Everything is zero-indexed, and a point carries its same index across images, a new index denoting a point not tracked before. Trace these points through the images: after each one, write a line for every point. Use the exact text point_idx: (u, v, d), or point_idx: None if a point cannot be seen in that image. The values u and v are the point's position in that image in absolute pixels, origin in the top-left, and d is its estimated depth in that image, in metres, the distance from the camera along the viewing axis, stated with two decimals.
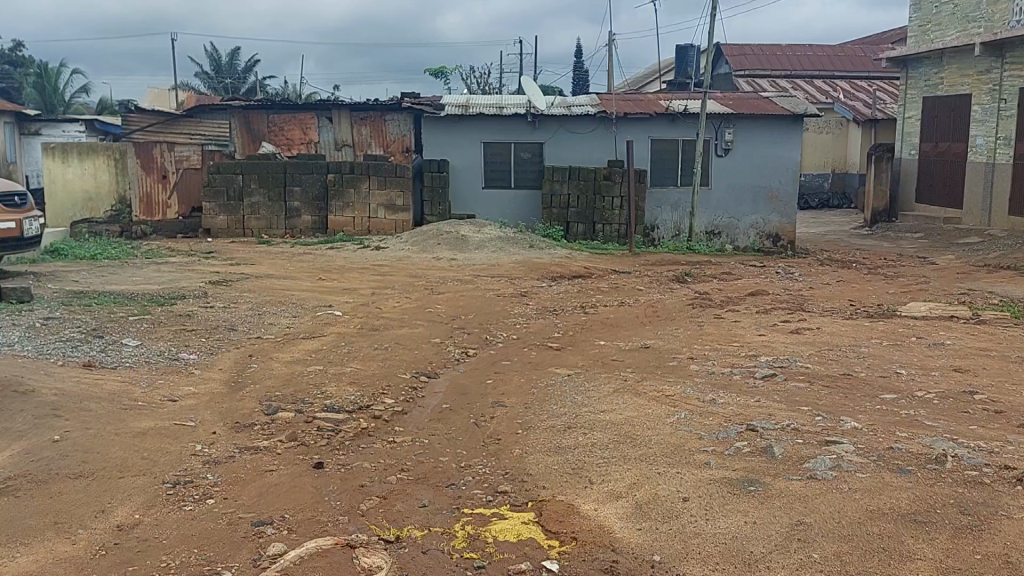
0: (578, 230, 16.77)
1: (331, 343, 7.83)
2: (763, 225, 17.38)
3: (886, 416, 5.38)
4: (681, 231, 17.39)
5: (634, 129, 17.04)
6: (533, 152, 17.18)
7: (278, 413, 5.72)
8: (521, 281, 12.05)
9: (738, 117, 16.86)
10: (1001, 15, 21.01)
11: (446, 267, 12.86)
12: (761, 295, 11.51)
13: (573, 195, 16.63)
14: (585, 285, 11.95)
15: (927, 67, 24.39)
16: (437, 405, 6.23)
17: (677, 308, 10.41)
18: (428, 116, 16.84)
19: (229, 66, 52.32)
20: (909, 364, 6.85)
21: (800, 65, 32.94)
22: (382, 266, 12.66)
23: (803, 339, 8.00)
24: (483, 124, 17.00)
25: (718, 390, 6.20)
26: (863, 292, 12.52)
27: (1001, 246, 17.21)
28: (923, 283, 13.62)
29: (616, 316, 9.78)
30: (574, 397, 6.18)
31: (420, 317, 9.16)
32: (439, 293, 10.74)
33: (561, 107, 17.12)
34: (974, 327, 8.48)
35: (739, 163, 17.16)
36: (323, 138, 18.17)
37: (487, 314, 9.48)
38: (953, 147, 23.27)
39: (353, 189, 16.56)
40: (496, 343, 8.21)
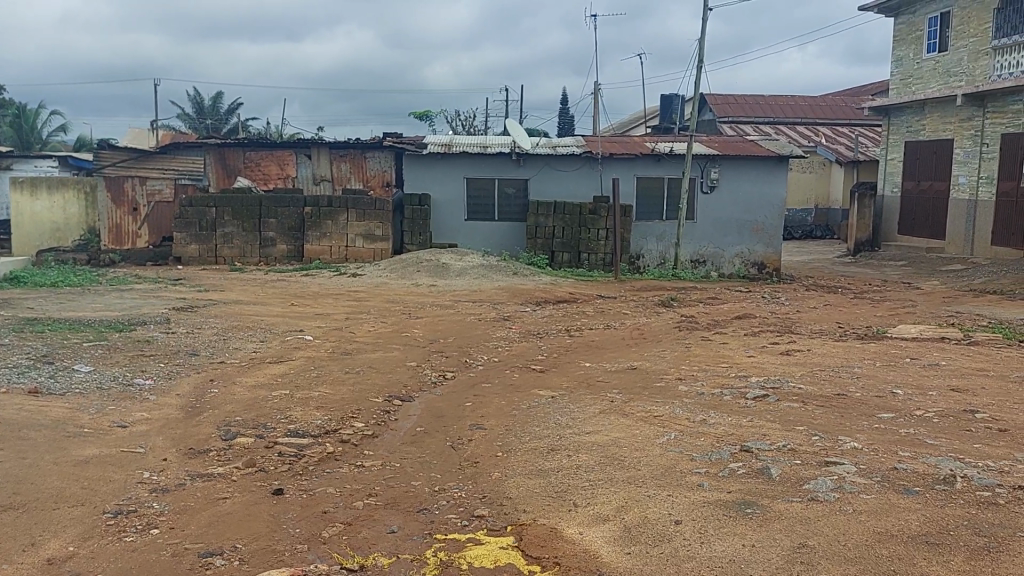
0: (562, 259, 16.44)
1: (299, 367, 7.47)
2: (748, 254, 17.16)
3: (886, 436, 5.04)
4: (666, 259, 17.13)
5: (619, 167, 16.83)
6: (517, 186, 16.93)
7: (236, 439, 5.34)
8: (502, 305, 11.71)
9: (723, 157, 16.71)
10: (982, 70, 21.28)
11: (425, 292, 12.52)
12: (747, 318, 11.24)
13: (557, 227, 16.35)
14: (568, 309, 11.63)
15: (909, 115, 24.56)
16: (411, 428, 5.85)
17: (662, 331, 10.09)
18: (410, 154, 16.58)
19: (212, 108, 52.31)
20: (906, 382, 6.53)
21: (781, 110, 33.17)
22: (358, 292, 12.31)
23: (794, 360, 7.69)
24: (466, 161, 16.72)
25: (708, 410, 5.86)
26: (851, 315, 12.28)
27: (986, 272, 17.06)
28: (911, 306, 13.40)
29: (599, 338, 9.46)
30: (558, 418, 5.81)
31: (396, 340, 8.80)
32: (416, 318, 10.40)
33: (546, 147, 16.96)
34: (969, 347, 8.19)
35: (724, 200, 16.99)
36: (301, 174, 17.43)
37: (466, 337, 9.13)
38: (934, 185, 23.29)
39: (331, 222, 16.21)
40: (475, 366, 7.84)
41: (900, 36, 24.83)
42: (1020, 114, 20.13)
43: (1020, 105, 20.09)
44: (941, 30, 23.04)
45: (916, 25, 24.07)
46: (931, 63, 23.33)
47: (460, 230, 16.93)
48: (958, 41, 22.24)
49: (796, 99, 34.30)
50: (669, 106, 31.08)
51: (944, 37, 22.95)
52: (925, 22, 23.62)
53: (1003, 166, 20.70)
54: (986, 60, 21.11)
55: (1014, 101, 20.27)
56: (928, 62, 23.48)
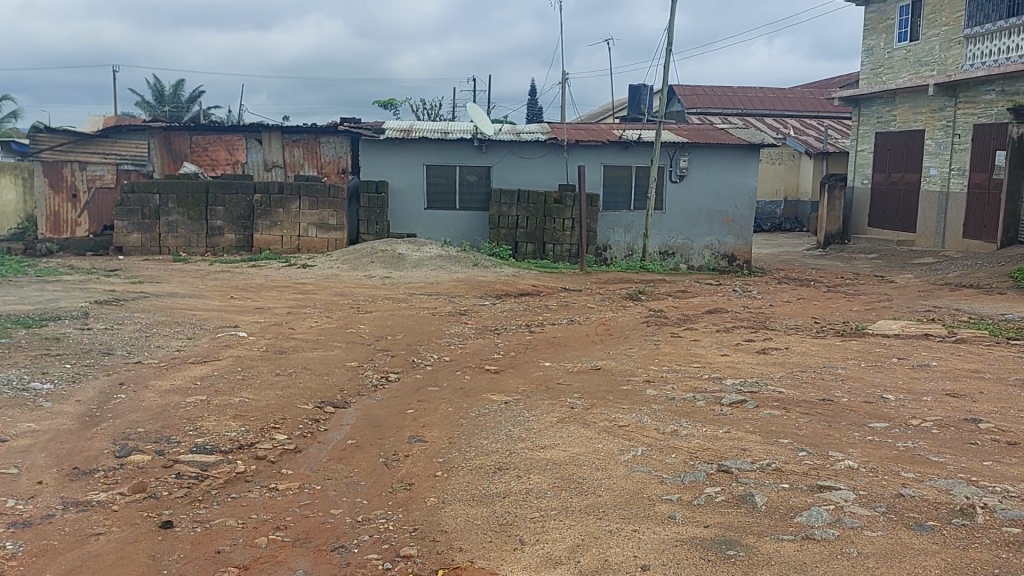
0: (526, 250, 15.76)
1: (225, 368, 6.68)
2: (718, 247, 16.60)
3: (882, 451, 4.40)
4: (634, 250, 16.51)
5: (586, 154, 16.15)
6: (478, 174, 16.17)
7: (131, 457, 4.58)
8: (460, 299, 10.99)
9: (693, 144, 16.09)
10: (954, 58, 20.92)
11: (378, 285, 11.75)
12: (718, 313, 10.63)
13: (521, 217, 15.65)
14: (530, 303, 10.93)
15: (879, 104, 24.19)
16: (341, 441, 5.10)
17: (630, 326, 9.44)
18: (366, 138, 15.75)
19: (173, 96, 51.04)
20: (896, 386, 5.89)
21: (749, 101, 32.76)
22: (306, 285, 11.52)
23: (770, 360, 7.05)
24: (425, 147, 15.94)
25: (679, 418, 5.18)
26: (826, 310, 11.73)
27: (961, 265, 16.64)
28: (886, 301, 12.90)
29: (562, 334, 8.79)
30: (510, 429, 5.09)
31: (339, 337, 8.04)
32: (365, 312, 9.63)
33: (509, 133, 16.23)
34: (955, 346, 7.63)
35: (694, 190, 16.38)
36: (251, 160, 16.54)
37: (417, 334, 8.40)
38: (906, 176, 22.94)
39: (282, 210, 15.35)
40: (424, 366, 7.10)
41: (871, 25, 24.46)
42: (992, 105, 19.80)
43: (993, 95, 19.75)
44: (912, 18, 22.67)
45: (888, 13, 23.71)
46: (903, 52, 22.96)
47: (420, 219, 16.16)
48: (930, 29, 21.88)
49: (765, 90, 33.91)
50: (638, 97, 30.53)
51: (915, 25, 22.59)
52: (897, 11, 23.27)
53: (975, 158, 20.35)
54: (958, 49, 20.76)
55: (987, 91, 19.92)
56: (899, 50, 23.12)
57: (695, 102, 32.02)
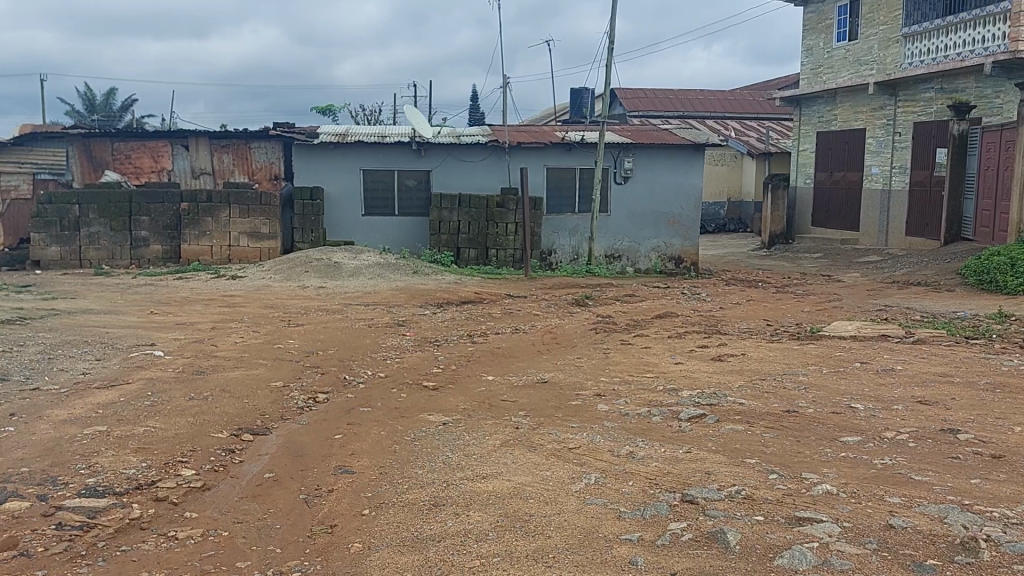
0: (469, 256, 15.25)
1: (134, 392, 6.02)
2: (665, 249, 16.30)
3: (859, 471, 4.00)
4: (580, 254, 16.11)
5: (529, 156, 15.71)
6: (418, 178, 15.62)
7: (6, 504, 3.93)
8: (399, 309, 10.41)
9: (638, 145, 15.78)
10: (893, 58, 21.06)
11: (312, 295, 11.10)
12: (668, 318, 10.23)
13: (463, 222, 15.13)
14: (474, 311, 10.41)
15: (820, 104, 24.28)
16: (257, 475, 4.51)
17: (578, 334, 8.98)
18: (299, 143, 15.08)
19: (103, 103, 49.37)
20: (862, 394, 5.52)
21: (691, 104, 32.75)
22: (234, 297, 10.82)
23: (726, 368, 6.63)
24: (362, 151, 15.34)
25: (634, 438, 4.72)
26: (777, 311, 11.45)
27: (906, 263, 16.61)
28: (836, 301, 12.69)
29: (506, 345, 8.27)
30: (448, 455, 4.55)
31: (264, 354, 7.41)
32: (296, 326, 8.99)
33: (449, 136, 15.71)
34: (915, 347, 7.31)
35: (639, 192, 16.07)
36: (176, 167, 15.73)
37: (351, 348, 7.81)
38: (848, 176, 23.02)
39: (211, 219, 14.58)
40: (356, 385, 6.52)
41: (810, 26, 24.57)
42: (932, 103, 19.94)
43: (932, 93, 19.89)
44: (851, 18, 22.80)
45: (827, 13, 23.83)
46: (842, 52, 23.07)
47: (357, 226, 15.53)
48: (868, 29, 22.01)
49: (706, 92, 33.96)
50: (580, 101, 30.26)
51: (853, 25, 22.71)
52: (835, 11, 23.39)
53: (916, 156, 20.47)
54: (897, 47, 20.90)
55: (926, 89, 20.06)
56: (838, 50, 23.22)
57: (637, 105, 31.88)
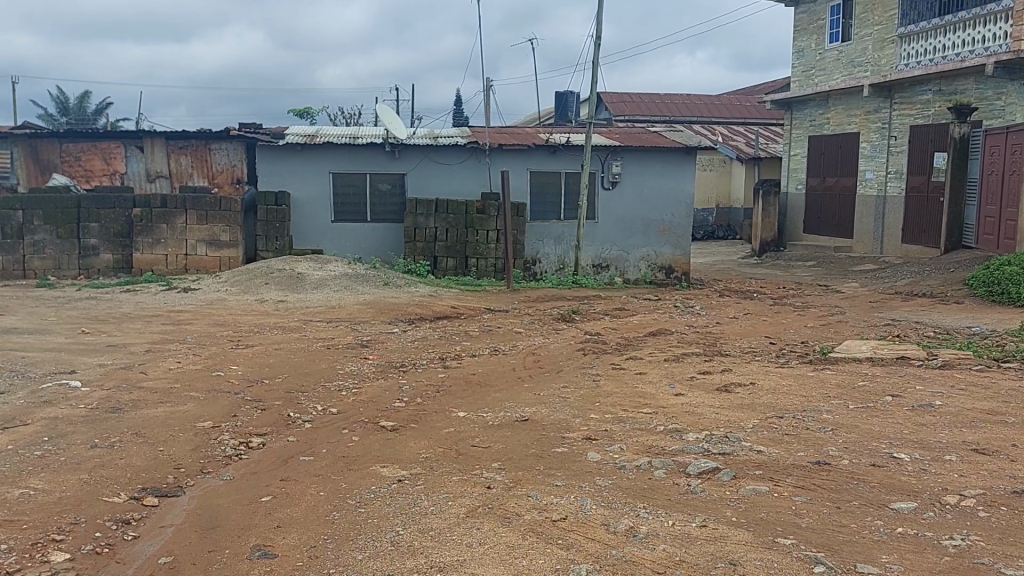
0: (447, 266, 14.27)
1: (28, 436, 5.00)
2: (655, 258, 15.39)
3: (928, 559, 3.07)
4: (566, 263, 15.17)
5: (510, 159, 14.78)
6: (392, 183, 14.64)
7: None
8: (365, 326, 9.42)
9: (625, 148, 14.87)
10: (888, 59, 20.32)
11: (270, 311, 10.09)
12: (662, 336, 9.30)
13: (440, 229, 14.15)
14: (448, 329, 9.44)
15: (811, 107, 23.50)
16: (151, 559, 3.52)
17: (563, 356, 8.03)
18: (263, 145, 14.08)
19: (79, 108, 48.33)
20: (906, 438, 4.59)
21: (677, 108, 31.96)
22: (182, 313, 9.80)
23: (736, 401, 5.67)
24: (332, 154, 14.36)
25: (633, 503, 3.76)
26: (777, 327, 10.56)
27: (907, 273, 15.78)
28: (839, 315, 11.82)
29: (482, 369, 7.30)
30: (397, 530, 3.57)
31: (200, 385, 6.39)
32: (244, 348, 7.98)
33: (425, 138, 14.75)
34: (947, 373, 6.38)
35: (627, 198, 15.16)
36: (130, 170, 14.66)
37: (304, 376, 6.80)
38: (841, 181, 22.25)
39: (166, 226, 13.53)
40: (302, 423, 5.52)
41: (801, 27, 23.80)
42: (929, 106, 19.18)
43: (929, 95, 19.13)
44: (843, 19, 22.05)
45: (818, 14, 23.07)
46: (834, 54, 22.31)
47: (327, 233, 14.52)
48: (862, 30, 21.26)
49: (693, 97, 33.17)
50: (564, 105, 29.37)
51: (846, 26, 21.95)
52: (828, 11, 22.64)
53: (912, 160, 19.69)
54: (892, 48, 20.15)
55: (922, 91, 19.32)
56: (831, 52, 22.46)
57: (622, 110, 31.06)
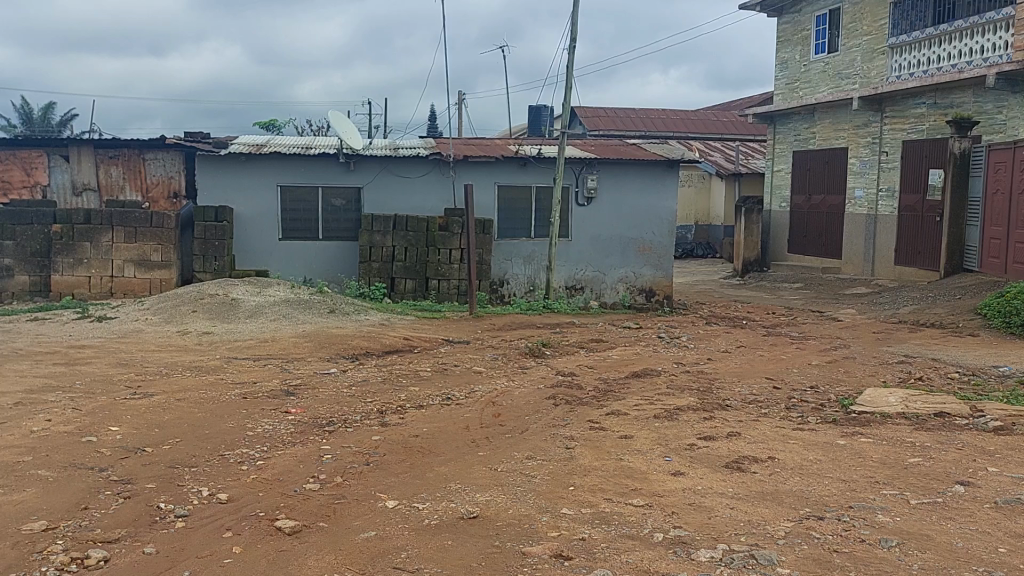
0: (405, 288, 12.87)
1: None
2: (634, 279, 14.08)
3: None
4: (537, 285, 13.83)
5: (476, 172, 13.44)
6: (346, 197, 13.24)
7: None
8: (298, 365, 7.97)
9: (602, 160, 13.58)
10: (878, 70, 19.26)
11: (191, 346, 8.62)
12: (648, 379, 7.94)
13: (398, 248, 12.76)
14: (396, 368, 8.03)
15: (796, 121, 22.40)
16: None
17: (528, 408, 6.65)
18: (201, 154, 12.61)
19: (41, 120, 46.71)
20: (1005, 564, 3.26)
21: (653, 123, 30.83)
22: (84, 349, 8.28)
23: (752, 486, 4.31)
24: (279, 165, 12.94)
25: None
26: (777, 365, 9.25)
27: (907, 299, 14.60)
28: (843, 348, 10.57)
29: (427, 429, 5.88)
30: None
31: (57, 459, 4.90)
32: (140, 397, 6.49)
33: (384, 148, 13.38)
34: (1010, 443, 5.07)
35: (604, 214, 13.85)
36: (54, 182, 12.97)
37: (199, 442, 5.35)
38: (829, 199, 21.15)
39: (89, 244, 11.97)
40: (173, 524, 4.07)
41: (785, 38, 22.75)
42: (923, 120, 18.13)
43: (923, 108, 18.08)
44: (830, 28, 21.01)
45: (803, 24, 22.02)
46: (820, 65, 21.24)
47: (272, 252, 13.06)
48: (850, 40, 20.21)
49: (670, 111, 32.07)
50: (538, 117, 28.07)
51: (833, 36, 20.91)
52: (813, 21, 21.59)
53: (905, 177, 18.61)
54: (883, 59, 19.10)
55: (916, 104, 18.27)
56: (817, 63, 21.39)
57: (598, 125, 29.87)
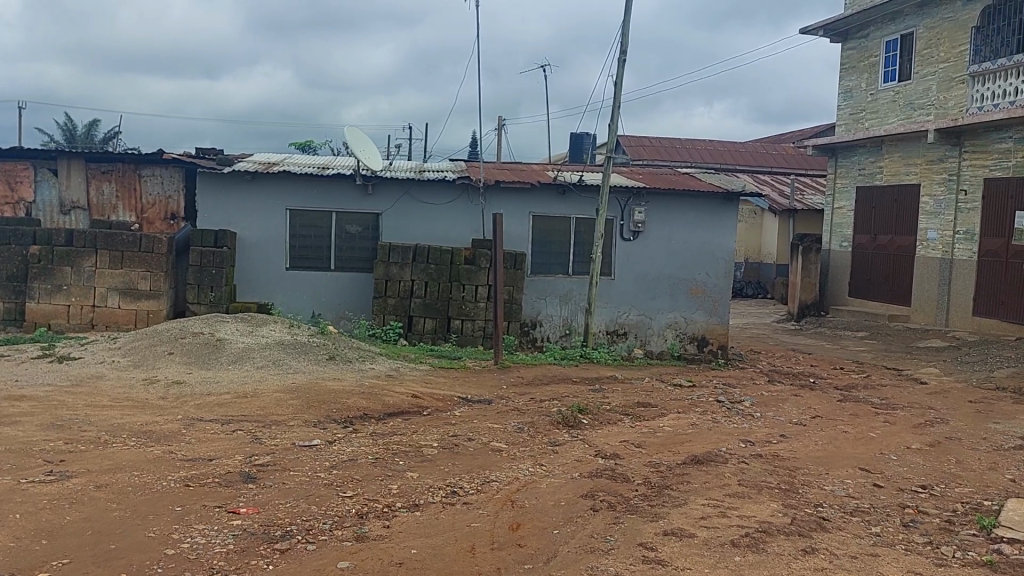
0: (424, 328, 11.33)
1: None
2: (684, 325, 12.40)
3: None
4: (573, 329, 12.21)
5: (509, 200, 11.94)
6: (362, 224, 11.80)
7: None
8: (275, 434, 6.42)
9: (652, 190, 11.97)
10: (957, 100, 17.42)
11: (152, 400, 7.10)
12: (710, 467, 6.26)
13: (417, 282, 11.25)
14: (395, 440, 6.45)
15: (861, 154, 20.58)
16: None
17: (556, 514, 5.00)
18: (203, 171, 11.25)
19: (85, 137, 46.41)
20: None
21: (701, 154, 29.14)
22: (21, 401, 6.80)
23: None
24: (289, 186, 11.54)
25: None
26: (866, 448, 7.52)
27: (1001, 358, 12.72)
28: (941, 425, 8.78)
29: (417, 550, 4.28)
30: None
31: None
32: (50, 481, 4.98)
33: (407, 170, 11.95)
34: None
35: (652, 252, 12.21)
36: (40, 199, 11.68)
37: (92, 569, 3.81)
38: (897, 240, 19.29)
39: (69, 269, 10.63)
40: None
41: (850, 64, 20.98)
42: (1008, 156, 16.24)
43: (1010, 143, 16.21)
44: (902, 55, 19.24)
45: (871, 49, 20.25)
46: (890, 94, 19.44)
47: (277, 283, 11.61)
48: (925, 67, 18.41)
49: (719, 143, 30.37)
50: (580, 145, 26.53)
51: (905, 63, 19.13)
52: (882, 47, 19.83)
53: (987, 219, 16.73)
54: (963, 89, 17.25)
55: (1001, 138, 16.39)
56: (886, 92, 19.59)
57: (642, 155, 28.27)
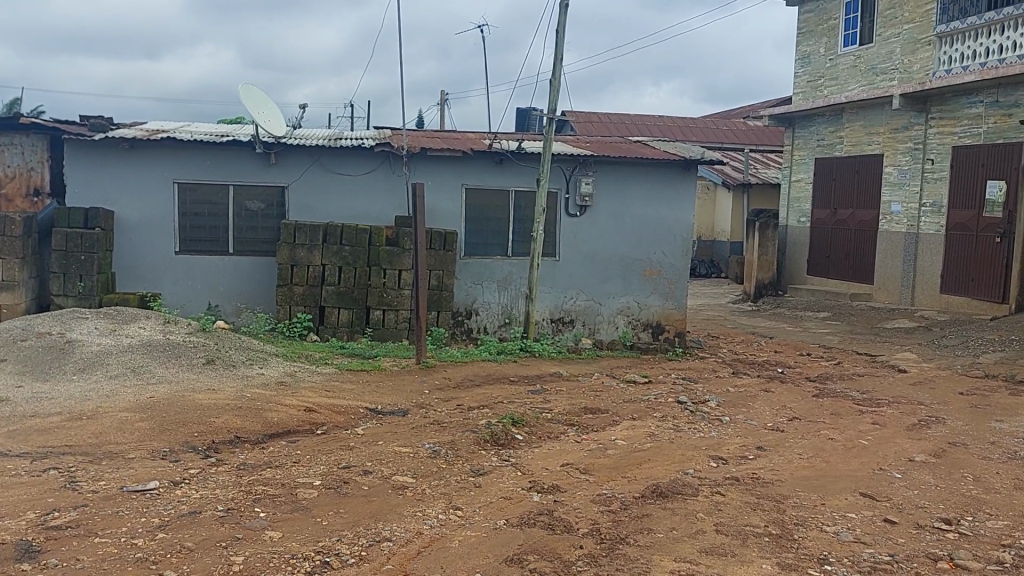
0: (338, 320, 9.72)
1: None
2: (637, 311, 11.00)
3: None
4: (513, 318, 10.74)
5: (437, 171, 10.37)
6: (266, 200, 10.13)
7: None
8: (103, 474, 4.80)
9: (601, 158, 10.51)
10: (922, 63, 16.27)
11: None
12: (677, 504, 4.82)
13: (329, 268, 9.65)
14: (266, 477, 4.89)
15: (820, 124, 19.39)
16: None
17: None
18: (70, 139, 9.45)
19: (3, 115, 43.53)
20: None
21: (651, 130, 27.83)
22: None
23: None
24: (176, 156, 9.82)
25: None
26: (862, 461, 6.18)
27: (982, 341, 11.57)
28: (939, 426, 7.50)
29: None
30: None
31: None
32: None
33: (318, 137, 10.29)
34: None
35: (601, 228, 10.78)
36: None
37: None
38: (858, 214, 18.19)
39: None
40: None
41: (808, 28, 19.75)
42: (979, 122, 15.15)
43: (980, 108, 15.12)
44: (864, 17, 18.03)
45: (830, 12, 19.02)
46: (850, 59, 18.26)
47: (165, 270, 9.90)
48: (887, 29, 17.24)
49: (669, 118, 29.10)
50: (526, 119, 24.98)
51: (867, 26, 17.95)
52: (842, 9, 18.61)
53: (956, 190, 15.66)
54: (929, 51, 16.08)
55: (971, 103, 15.29)
56: (846, 57, 18.39)
57: (590, 130, 26.87)
